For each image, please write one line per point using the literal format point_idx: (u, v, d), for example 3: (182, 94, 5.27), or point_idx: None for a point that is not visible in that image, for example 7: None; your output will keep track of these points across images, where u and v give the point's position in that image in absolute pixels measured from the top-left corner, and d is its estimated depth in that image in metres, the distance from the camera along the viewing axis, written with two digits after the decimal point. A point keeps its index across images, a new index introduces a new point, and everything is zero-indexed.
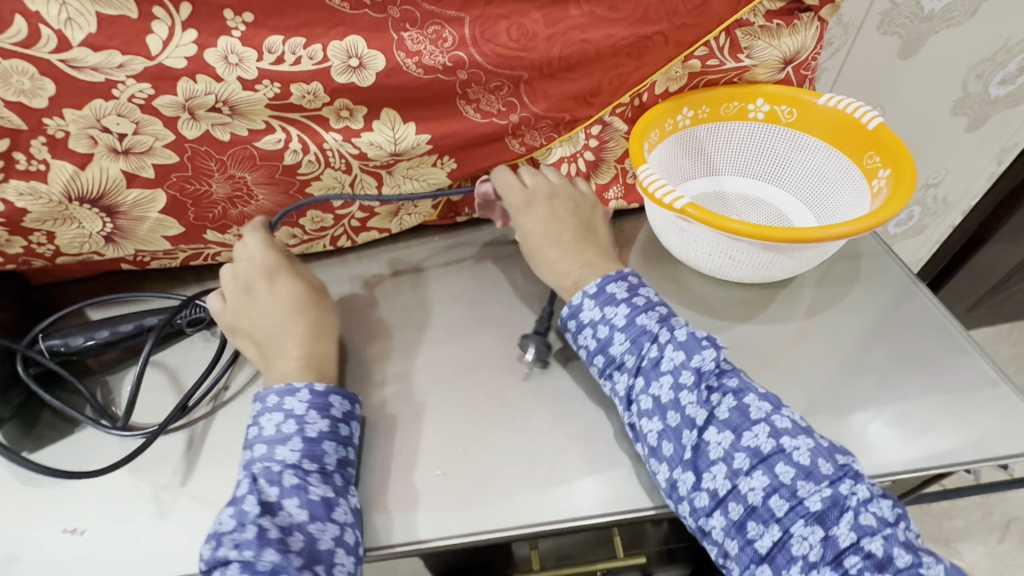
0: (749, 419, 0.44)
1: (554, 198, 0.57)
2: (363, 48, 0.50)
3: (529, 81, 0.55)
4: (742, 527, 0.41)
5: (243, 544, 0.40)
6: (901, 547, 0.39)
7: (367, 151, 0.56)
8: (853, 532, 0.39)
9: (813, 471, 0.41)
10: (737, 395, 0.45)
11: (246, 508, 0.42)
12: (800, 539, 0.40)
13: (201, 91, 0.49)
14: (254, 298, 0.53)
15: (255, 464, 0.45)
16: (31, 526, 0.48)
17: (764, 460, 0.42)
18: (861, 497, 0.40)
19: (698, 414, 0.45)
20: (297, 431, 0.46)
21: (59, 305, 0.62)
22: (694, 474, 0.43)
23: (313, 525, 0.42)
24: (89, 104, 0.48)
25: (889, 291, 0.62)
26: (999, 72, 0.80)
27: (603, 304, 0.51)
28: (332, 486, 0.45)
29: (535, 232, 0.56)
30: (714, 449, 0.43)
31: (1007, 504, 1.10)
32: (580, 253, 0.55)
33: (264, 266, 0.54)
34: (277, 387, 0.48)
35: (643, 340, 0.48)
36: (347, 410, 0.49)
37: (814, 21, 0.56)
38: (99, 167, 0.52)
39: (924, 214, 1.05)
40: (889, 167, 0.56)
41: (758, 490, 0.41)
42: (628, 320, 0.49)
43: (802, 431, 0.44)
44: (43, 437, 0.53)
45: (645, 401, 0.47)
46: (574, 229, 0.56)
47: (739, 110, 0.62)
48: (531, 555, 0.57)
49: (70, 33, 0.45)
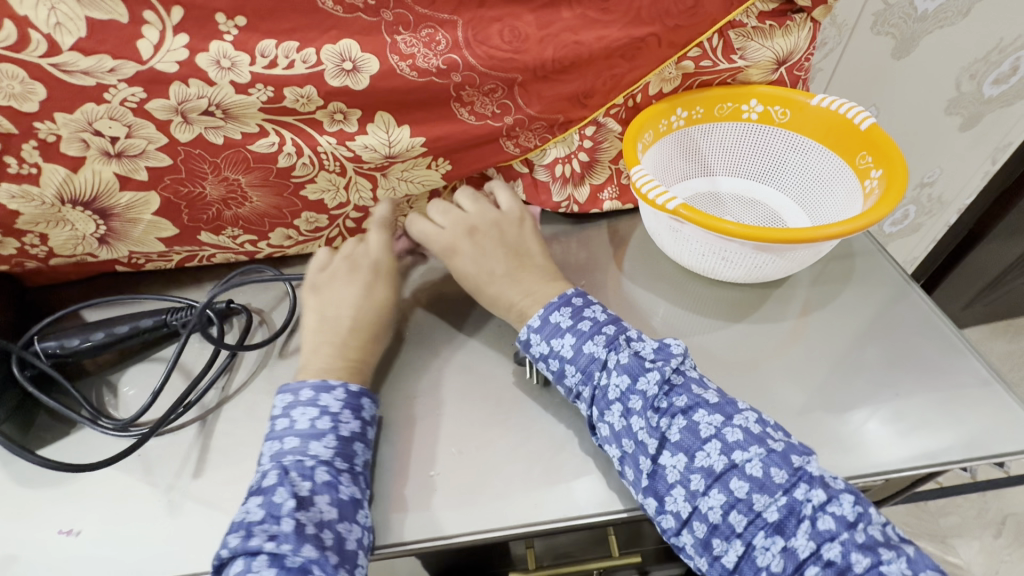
0: (700, 438, 0.44)
1: (474, 233, 0.56)
2: (356, 51, 0.50)
3: (523, 83, 0.55)
4: (708, 545, 0.42)
5: (279, 536, 0.40)
6: (859, 551, 0.39)
7: (361, 155, 0.56)
8: (812, 541, 0.39)
9: (767, 482, 0.41)
10: (687, 412, 0.45)
11: (279, 500, 0.42)
12: (763, 550, 0.40)
13: (193, 95, 0.49)
14: (350, 279, 0.56)
15: (287, 456, 0.45)
16: (28, 527, 0.48)
17: (718, 478, 0.42)
18: (817, 502, 0.40)
19: (649, 440, 0.45)
20: (331, 428, 0.47)
21: (54, 307, 0.62)
22: (657, 500, 0.44)
23: (342, 524, 0.43)
24: (81, 108, 0.48)
25: (878, 292, 0.62)
26: (993, 72, 0.80)
27: (549, 336, 0.50)
28: (359, 487, 0.45)
29: (470, 272, 0.56)
30: (670, 473, 0.44)
31: (1003, 500, 1.10)
32: (517, 282, 0.55)
33: (376, 266, 0.57)
34: (312, 381, 0.49)
35: (593, 369, 0.48)
36: (373, 415, 0.50)
37: (807, 22, 0.56)
38: (92, 170, 0.52)
39: (919, 212, 1.06)
40: (881, 167, 0.56)
41: (716, 508, 0.41)
42: (576, 350, 0.49)
43: (754, 440, 0.43)
44: (39, 438, 0.54)
45: (605, 428, 0.47)
46: (505, 260, 0.56)
47: (733, 111, 0.62)
48: (527, 554, 0.58)
49: (59, 37, 0.45)
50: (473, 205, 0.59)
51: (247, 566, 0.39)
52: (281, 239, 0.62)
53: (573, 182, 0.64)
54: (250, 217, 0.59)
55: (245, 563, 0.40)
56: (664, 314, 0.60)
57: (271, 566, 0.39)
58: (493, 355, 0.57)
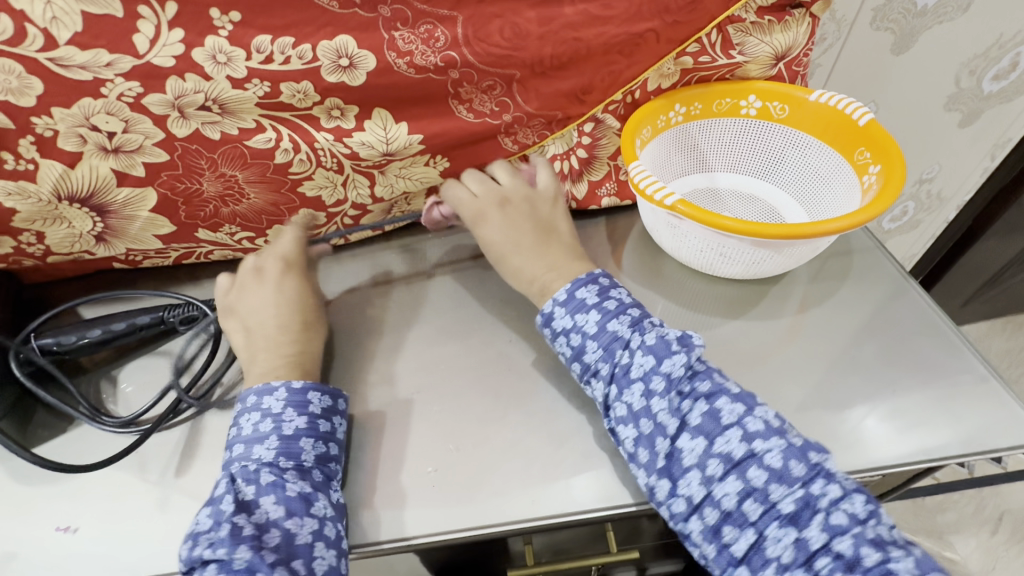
0: (722, 424, 0.44)
1: (507, 204, 0.56)
2: (352, 48, 0.49)
3: (521, 79, 0.55)
4: (719, 532, 0.42)
5: (217, 542, 0.40)
6: (869, 546, 0.38)
7: (359, 151, 0.56)
8: (824, 533, 0.39)
9: (785, 473, 0.41)
10: (709, 398, 0.45)
11: (223, 507, 0.42)
12: (774, 541, 0.40)
13: (190, 90, 0.49)
14: (260, 281, 0.55)
15: (234, 464, 0.46)
16: (27, 524, 0.48)
17: (737, 465, 0.42)
18: (832, 496, 0.40)
19: (670, 421, 0.45)
20: (274, 429, 0.47)
21: (52, 303, 0.62)
22: (670, 482, 0.44)
23: (289, 521, 0.42)
24: (78, 103, 0.48)
25: (881, 288, 0.62)
26: (992, 68, 0.80)
27: (574, 311, 0.51)
28: (308, 483, 0.45)
29: (496, 241, 0.55)
30: (687, 456, 0.44)
31: (999, 497, 1.11)
32: (545, 255, 0.54)
33: (281, 259, 0.57)
34: (255, 387, 0.49)
35: (615, 347, 0.48)
36: (326, 407, 0.49)
37: (805, 17, 0.56)
38: (89, 165, 0.52)
39: (918, 209, 1.06)
40: (879, 163, 0.56)
41: (732, 495, 0.41)
42: (599, 328, 0.49)
43: (774, 432, 0.43)
44: (37, 435, 0.53)
45: (620, 409, 0.47)
46: (533, 233, 0.55)
47: (731, 107, 0.62)
48: (525, 551, 0.57)
49: (56, 31, 0.44)
50: (507, 177, 0.58)
51: None
52: (278, 236, 0.62)
53: (571, 179, 0.64)
54: (247, 214, 0.59)
55: (196, 574, 0.40)
56: (662, 311, 0.60)
57: (218, 573, 0.39)
58: (492, 352, 0.57)
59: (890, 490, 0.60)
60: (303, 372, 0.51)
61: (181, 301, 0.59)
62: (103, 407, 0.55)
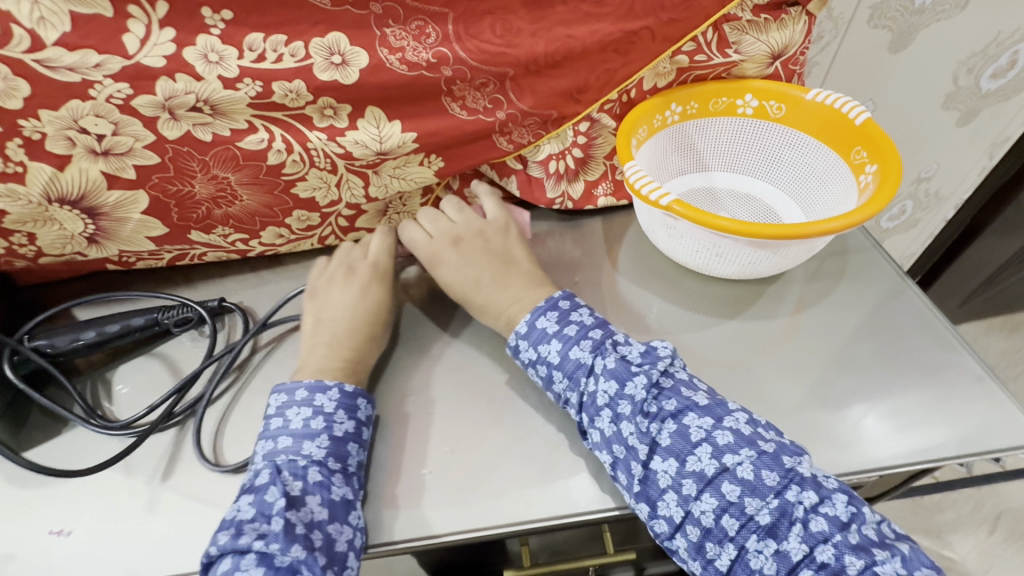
0: (690, 442, 0.43)
1: (460, 243, 0.57)
2: (345, 46, 0.49)
3: (515, 77, 0.54)
4: (701, 549, 0.41)
5: (270, 536, 0.40)
6: (852, 553, 0.38)
7: (352, 150, 0.55)
8: (804, 543, 0.39)
9: (759, 485, 0.41)
10: (677, 416, 0.45)
11: (271, 499, 0.42)
12: (756, 554, 0.40)
13: (181, 91, 0.49)
14: (348, 282, 0.57)
15: (279, 455, 0.45)
16: (21, 526, 0.48)
17: (710, 483, 0.42)
18: (809, 504, 0.40)
19: (640, 445, 0.44)
20: (325, 428, 0.47)
21: (46, 305, 0.62)
22: (649, 505, 0.43)
23: (332, 525, 0.43)
24: (66, 105, 0.47)
25: (873, 289, 0.61)
26: (990, 66, 0.80)
27: (536, 343, 0.51)
28: (351, 488, 0.45)
29: (456, 281, 0.56)
30: (662, 478, 0.43)
31: (998, 496, 1.11)
32: (505, 288, 0.54)
33: (374, 266, 0.58)
34: (310, 381, 0.49)
35: (580, 374, 0.48)
36: (369, 415, 0.50)
37: (802, 15, 0.55)
38: (79, 168, 0.51)
39: (916, 208, 1.05)
40: (876, 162, 0.55)
41: (709, 512, 0.41)
42: (562, 356, 0.49)
43: (744, 442, 0.43)
44: (31, 437, 0.53)
45: (594, 435, 0.47)
46: (490, 267, 0.56)
47: (728, 106, 0.62)
48: (522, 551, 0.57)
49: (43, 32, 0.44)
50: (459, 215, 0.59)
51: (235, 565, 0.39)
52: (273, 237, 0.62)
53: (566, 178, 0.63)
54: (241, 215, 0.59)
55: (233, 562, 0.40)
56: (659, 311, 0.60)
57: (261, 565, 0.39)
58: (488, 353, 0.57)
59: (889, 491, 0.60)
60: (301, 373, 0.51)
61: (175, 301, 0.59)
62: (99, 408, 0.55)
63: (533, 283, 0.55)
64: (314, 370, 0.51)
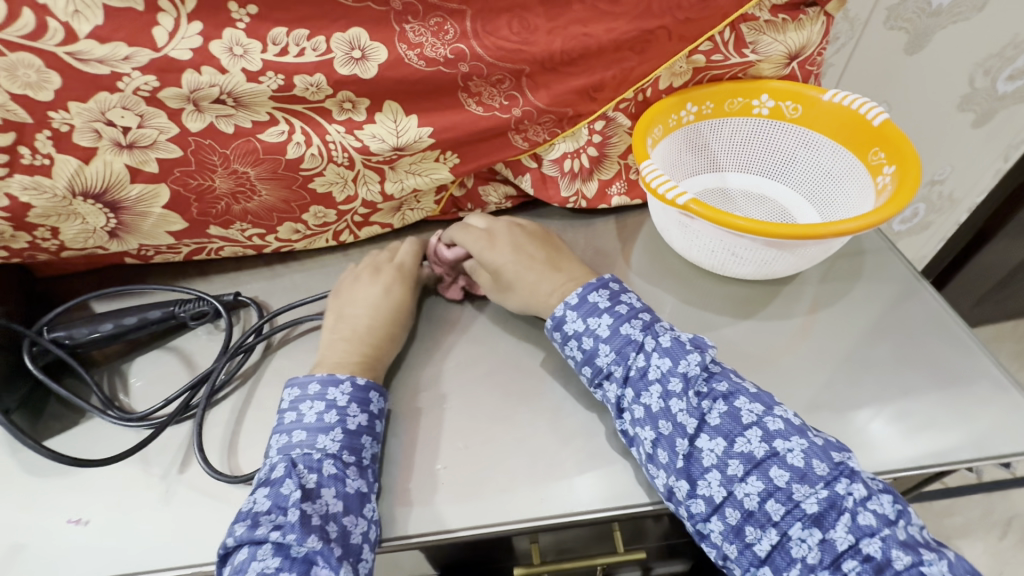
0: (741, 424, 0.43)
1: (512, 232, 0.59)
2: (365, 40, 0.50)
3: (531, 74, 0.54)
4: (740, 532, 0.41)
5: (286, 527, 0.40)
6: (900, 549, 0.38)
7: (369, 145, 0.56)
8: (851, 535, 0.39)
9: (808, 472, 0.41)
10: (728, 398, 0.45)
11: (286, 492, 0.42)
12: (798, 542, 0.39)
13: (205, 83, 0.49)
14: (374, 277, 0.58)
15: (294, 450, 0.46)
16: (37, 517, 0.48)
17: (757, 465, 0.42)
18: (858, 496, 0.39)
19: (689, 421, 0.44)
20: (339, 421, 0.47)
21: (63, 298, 0.63)
22: (689, 483, 0.43)
23: (347, 518, 0.43)
24: (94, 97, 0.48)
25: (892, 288, 0.61)
26: (1007, 68, 0.79)
27: (586, 315, 0.51)
28: (365, 481, 0.45)
29: (507, 262, 0.56)
30: (706, 456, 0.43)
31: (1008, 501, 1.10)
32: (557, 271, 0.56)
33: (399, 267, 0.59)
34: (320, 376, 0.50)
35: (629, 350, 0.48)
36: (382, 408, 0.50)
37: (820, 16, 0.55)
38: (103, 161, 0.52)
39: (928, 210, 1.05)
40: (894, 163, 0.55)
41: (753, 495, 0.41)
42: (612, 331, 0.50)
43: (795, 431, 0.43)
44: (48, 427, 0.54)
45: (637, 411, 0.46)
46: (542, 252, 0.57)
47: (743, 106, 0.62)
48: (531, 549, 0.56)
49: (76, 25, 0.45)
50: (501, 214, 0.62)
51: (251, 555, 0.40)
52: (289, 233, 0.62)
53: (581, 177, 0.63)
54: (259, 211, 0.59)
55: (250, 551, 0.40)
56: (671, 310, 0.60)
57: (275, 555, 0.40)
58: (498, 351, 0.57)
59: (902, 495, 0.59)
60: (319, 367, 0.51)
61: (190, 295, 0.59)
62: (115, 400, 0.55)
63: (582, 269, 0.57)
64: (328, 364, 0.52)
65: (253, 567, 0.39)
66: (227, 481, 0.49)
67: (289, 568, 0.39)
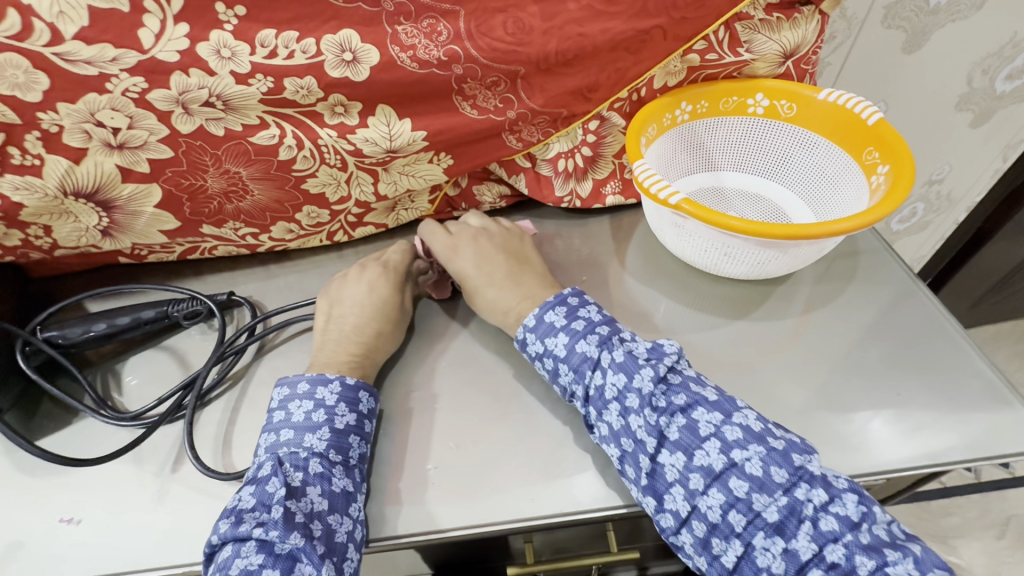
0: (699, 437, 0.43)
1: (479, 241, 0.59)
2: (356, 42, 0.49)
3: (526, 76, 0.54)
4: (707, 545, 0.41)
5: (268, 524, 0.40)
6: (863, 553, 0.37)
7: (362, 148, 0.56)
8: (813, 542, 0.38)
9: (767, 481, 0.40)
10: (686, 411, 0.44)
11: (271, 489, 0.42)
12: (763, 551, 0.39)
13: (194, 85, 0.49)
14: (359, 275, 0.58)
15: (281, 448, 0.46)
16: (29, 515, 0.49)
17: (717, 477, 0.41)
18: (819, 502, 0.39)
19: (648, 438, 0.44)
20: (327, 420, 0.47)
21: (57, 298, 0.63)
22: (655, 499, 0.43)
23: (332, 516, 0.43)
24: (83, 98, 0.48)
25: (888, 290, 0.61)
26: (1006, 68, 0.79)
27: (543, 335, 0.51)
28: (352, 480, 0.45)
29: (467, 274, 0.57)
30: (669, 472, 0.43)
31: (1005, 502, 1.09)
32: (518, 284, 0.55)
33: (383, 264, 0.59)
34: (310, 375, 0.50)
35: (585, 368, 0.48)
36: (372, 408, 0.50)
37: (814, 15, 0.55)
38: (94, 162, 0.52)
39: (927, 210, 1.05)
40: (889, 163, 0.55)
41: (715, 508, 0.41)
42: (568, 349, 0.49)
43: (754, 439, 0.42)
44: (42, 427, 0.54)
45: (602, 428, 0.47)
46: (505, 264, 0.57)
47: (738, 105, 0.62)
48: (525, 549, 0.56)
49: (63, 26, 0.45)
50: (480, 220, 0.62)
51: (235, 552, 0.40)
52: (283, 233, 0.62)
53: (575, 176, 0.63)
54: (251, 211, 0.59)
55: (234, 549, 0.40)
56: (665, 311, 0.60)
57: (258, 551, 0.39)
58: (492, 352, 0.57)
59: (897, 496, 0.59)
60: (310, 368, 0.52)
61: (183, 294, 0.59)
62: (108, 399, 0.56)
63: (545, 284, 0.56)
64: (320, 364, 0.52)
65: (236, 564, 0.39)
66: (219, 479, 0.49)
67: (271, 565, 0.39)
